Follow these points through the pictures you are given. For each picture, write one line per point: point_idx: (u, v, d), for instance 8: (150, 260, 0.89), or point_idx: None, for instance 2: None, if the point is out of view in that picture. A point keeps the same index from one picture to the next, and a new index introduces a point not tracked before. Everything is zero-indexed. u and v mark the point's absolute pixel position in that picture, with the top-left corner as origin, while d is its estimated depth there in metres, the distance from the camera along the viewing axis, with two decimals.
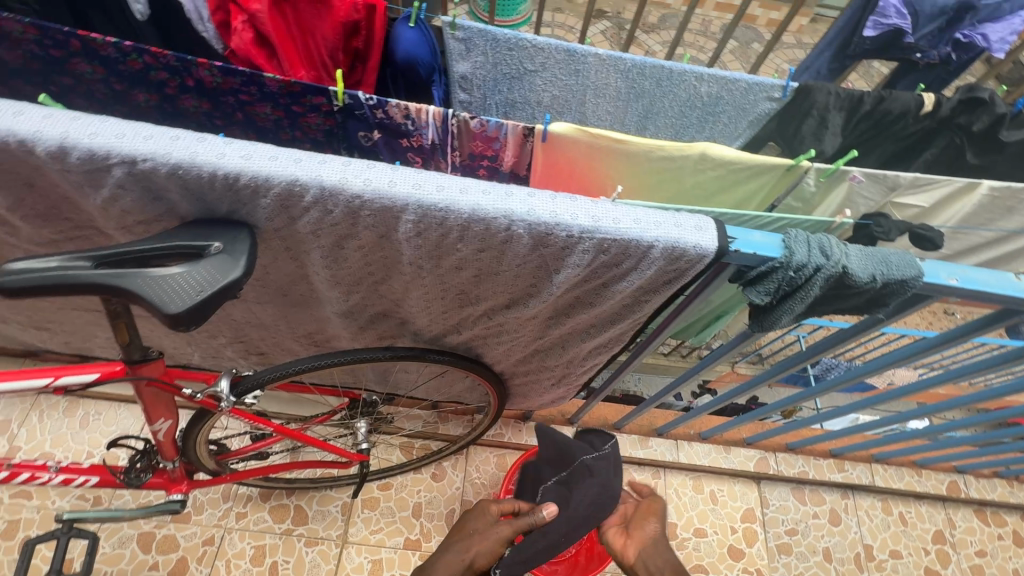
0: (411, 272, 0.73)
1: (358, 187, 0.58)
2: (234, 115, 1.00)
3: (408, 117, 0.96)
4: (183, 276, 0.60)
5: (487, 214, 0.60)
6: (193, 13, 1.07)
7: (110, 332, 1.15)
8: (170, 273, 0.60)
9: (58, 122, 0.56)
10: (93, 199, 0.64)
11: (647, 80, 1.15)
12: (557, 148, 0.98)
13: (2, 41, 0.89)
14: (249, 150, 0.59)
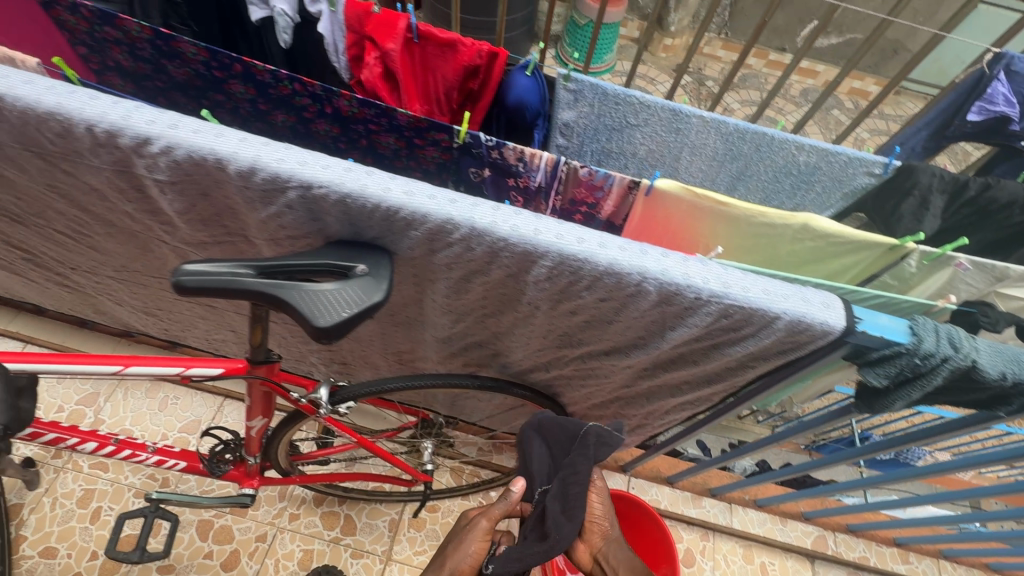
0: (525, 311, 0.77)
1: (506, 231, 0.62)
2: (359, 141, 1.08)
3: (521, 159, 1.01)
4: (333, 294, 0.65)
5: (622, 269, 0.62)
6: (330, 45, 1.15)
7: (210, 326, 1.23)
8: (321, 290, 0.65)
9: (250, 146, 0.63)
10: (258, 214, 0.71)
11: (747, 144, 1.18)
12: (659, 203, 1.01)
13: (175, 59, 1.00)
14: (411, 187, 0.64)
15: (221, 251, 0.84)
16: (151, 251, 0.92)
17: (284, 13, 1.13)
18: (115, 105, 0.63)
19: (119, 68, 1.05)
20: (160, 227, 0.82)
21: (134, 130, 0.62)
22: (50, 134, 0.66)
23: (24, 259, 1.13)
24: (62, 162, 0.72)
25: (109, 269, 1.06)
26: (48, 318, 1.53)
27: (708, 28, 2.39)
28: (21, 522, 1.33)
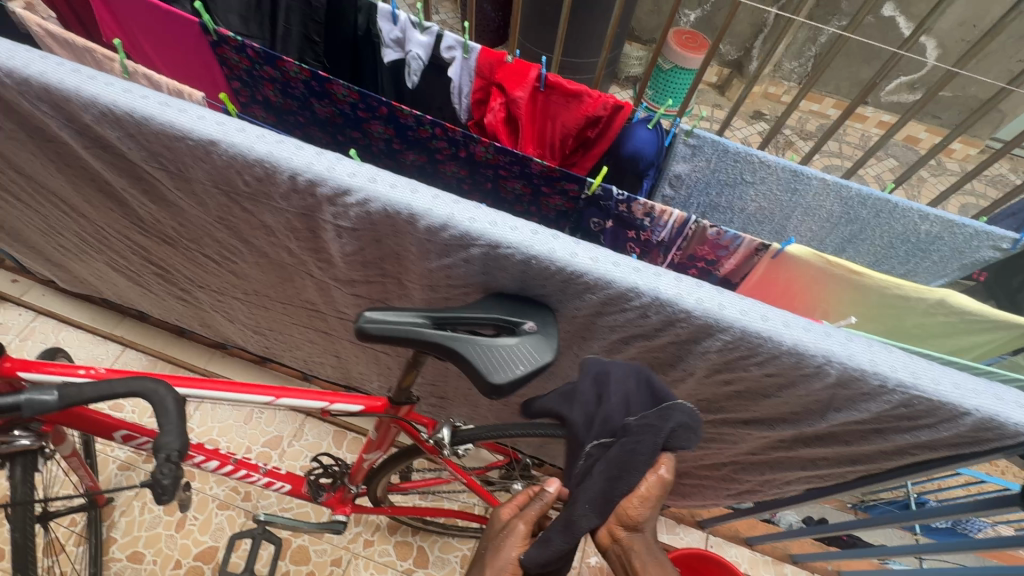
0: (674, 375, 0.76)
1: (690, 304, 0.62)
2: (484, 184, 1.10)
3: (649, 214, 1.01)
4: (507, 353, 0.66)
5: (806, 351, 0.62)
6: (456, 86, 1.19)
7: (314, 349, 1.26)
8: (496, 346, 0.66)
9: (443, 203, 0.65)
10: (428, 264, 0.73)
11: (865, 209, 1.16)
12: (786, 266, 0.99)
13: (324, 99, 1.05)
14: (595, 253, 0.65)
15: (368, 289, 0.87)
16: (292, 281, 0.95)
17: (417, 57, 1.17)
18: (319, 157, 0.66)
19: (266, 102, 1.12)
20: (315, 262, 0.85)
21: (335, 181, 0.65)
22: (248, 178, 0.70)
23: (152, 274, 1.18)
24: (246, 201, 0.76)
25: (237, 291, 1.10)
26: (150, 325, 1.60)
27: (788, 77, 2.35)
28: (111, 524, 1.36)
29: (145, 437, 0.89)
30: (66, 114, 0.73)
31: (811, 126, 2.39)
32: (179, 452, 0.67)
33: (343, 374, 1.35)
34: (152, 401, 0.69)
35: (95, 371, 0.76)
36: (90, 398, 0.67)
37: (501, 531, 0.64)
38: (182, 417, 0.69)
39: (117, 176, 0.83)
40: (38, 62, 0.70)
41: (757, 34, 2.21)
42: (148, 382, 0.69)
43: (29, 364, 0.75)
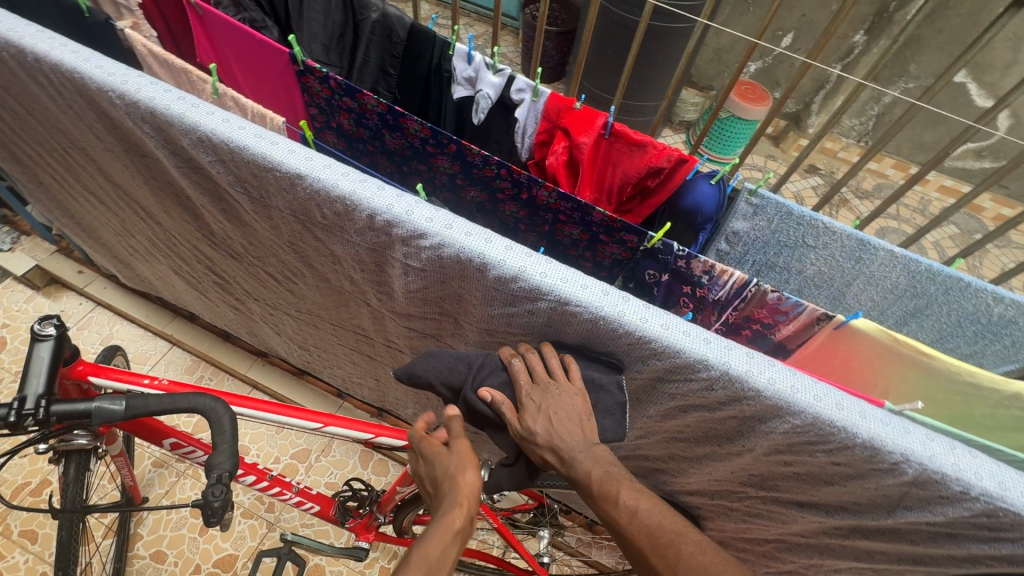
0: (730, 448, 0.73)
1: (762, 384, 0.60)
2: (542, 226, 1.11)
3: (708, 273, 0.98)
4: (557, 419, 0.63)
5: (882, 446, 0.59)
6: (521, 126, 1.20)
7: (355, 370, 1.27)
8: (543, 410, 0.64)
9: (517, 255, 0.66)
10: (491, 310, 0.73)
11: (933, 284, 1.11)
12: (846, 338, 0.95)
13: (396, 131, 1.09)
14: (665, 319, 0.64)
15: (423, 324, 0.88)
16: (347, 306, 0.97)
17: (486, 96, 1.19)
18: (399, 200, 0.68)
19: (340, 129, 1.16)
20: (375, 293, 0.86)
21: (413, 225, 0.67)
22: (327, 211, 0.72)
23: (212, 282, 1.23)
24: (320, 231, 0.78)
25: (291, 307, 1.12)
26: (198, 326, 1.65)
27: (846, 134, 2.31)
28: (140, 520, 1.38)
29: (191, 447, 0.92)
30: (166, 135, 0.77)
31: (867, 185, 2.31)
32: (229, 472, 0.68)
33: (378, 397, 1.36)
34: (209, 419, 0.70)
35: (157, 382, 0.78)
36: (152, 410, 0.68)
37: (448, 466, 0.65)
38: (236, 437, 0.70)
39: (200, 194, 0.87)
40: (148, 87, 0.74)
41: (818, 90, 2.18)
42: (208, 400, 0.70)
43: (99, 369, 0.78)
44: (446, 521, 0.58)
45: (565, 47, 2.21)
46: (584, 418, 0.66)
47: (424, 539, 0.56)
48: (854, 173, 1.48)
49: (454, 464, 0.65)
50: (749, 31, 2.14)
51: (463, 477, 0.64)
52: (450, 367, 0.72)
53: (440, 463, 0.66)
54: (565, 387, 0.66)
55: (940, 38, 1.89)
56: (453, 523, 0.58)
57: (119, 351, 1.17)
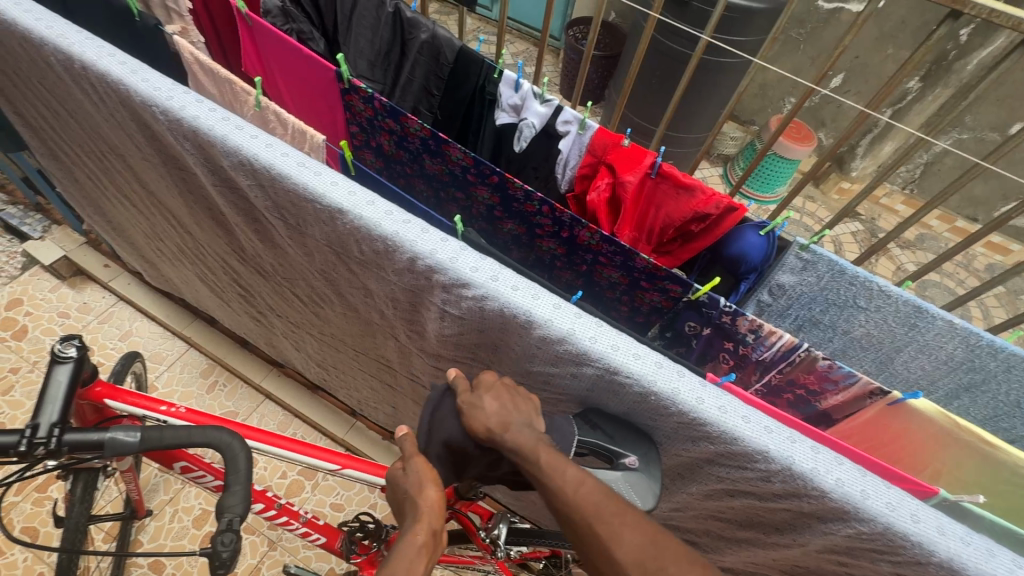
0: (778, 538, 0.67)
1: (828, 484, 0.55)
2: (580, 265, 1.06)
3: (754, 331, 0.92)
4: None
5: (962, 570, 0.52)
6: (563, 158, 1.15)
7: (372, 394, 1.23)
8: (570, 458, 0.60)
9: (565, 316, 0.61)
10: (528, 365, 0.68)
11: (994, 360, 1.02)
12: (901, 415, 0.87)
13: (438, 158, 1.06)
14: (723, 401, 0.59)
15: (452, 366, 0.83)
16: (373, 337, 0.94)
17: (530, 125, 1.14)
18: (444, 245, 0.64)
19: (379, 149, 1.14)
20: (405, 330, 0.82)
21: (456, 273, 0.63)
22: (366, 248, 0.69)
23: (236, 293, 1.20)
24: (355, 264, 0.74)
25: (314, 328, 1.09)
26: (216, 329, 1.63)
27: (892, 180, 2.23)
28: (140, 527, 1.35)
29: (201, 471, 0.89)
30: (206, 154, 0.74)
31: (910, 235, 2.19)
32: (240, 517, 0.64)
33: (393, 422, 1.32)
34: (225, 456, 0.65)
35: (174, 410, 0.76)
36: (166, 444, 0.65)
37: (407, 489, 0.59)
38: (252, 479, 0.65)
39: (234, 213, 0.84)
40: (193, 105, 0.72)
41: (865, 134, 2.11)
42: (225, 436, 0.66)
43: (115, 393, 0.77)
44: (408, 539, 0.53)
45: (607, 72, 2.17)
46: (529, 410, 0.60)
47: (393, 563, 0.51)
48: (907, 228, 1.40)
49: (413, 482, 0.60)
50: (797, 69, 2.08)
51: (423, 498, 0.58)
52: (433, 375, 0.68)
53: (394, 481, 0.61)
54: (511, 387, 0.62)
55: (1001, 91, 1.81)
56: (418, 539, 0.53)
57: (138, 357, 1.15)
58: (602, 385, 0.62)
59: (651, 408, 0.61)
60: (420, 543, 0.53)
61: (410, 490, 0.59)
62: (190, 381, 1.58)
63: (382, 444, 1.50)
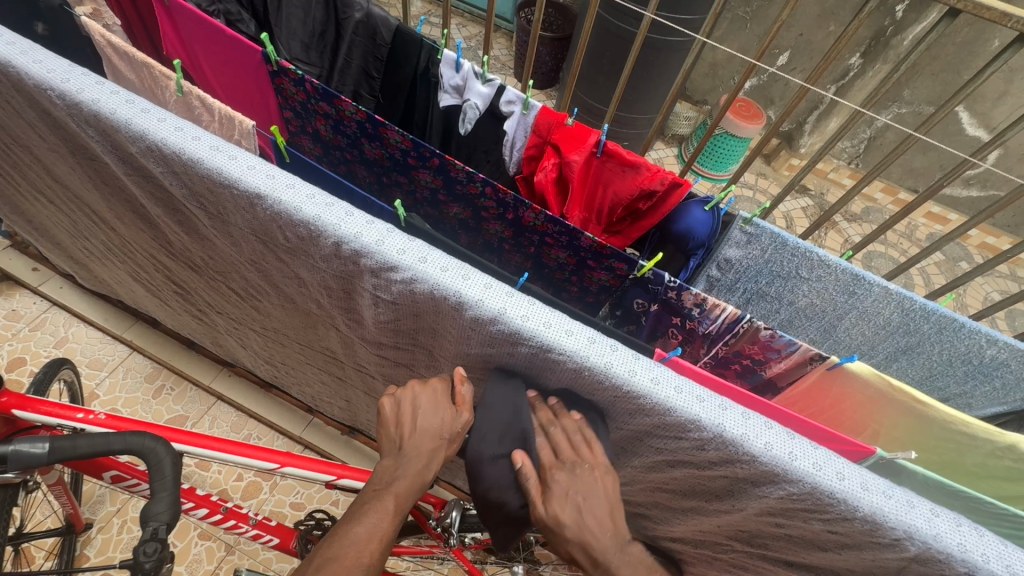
0: (718, 504, 0.69)
1: (757, 448, 0.56)
2: (527, 247, 1.05)
3: (698, 305, 0.92)
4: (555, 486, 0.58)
5: (884, 522, 0.54)
6: (510, 139, 1.10)
7: (325, 388, 1.19)
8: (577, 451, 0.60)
9: (497, 295, 0.60)
10: (466, 348, 0.67)
11: (927, 323, 1.04)
12: (839, 379, 0.89)
13: (376, 142, 1.03)
14: (655, 373, 0.59)
15: (395, 354, 0.82)
16: (315, 328, 0.91)
17: (474, 106, 1.09)
18: (369, 227, 0.62)
19: (315, 134, 1.11)
20: (344, 320, 0.80)
21: (383, 256, 0.61)
22: (290, 234, 0.66)
23: (173, 291, 1.14)
24: (283, 253, 0.71)
25: (255, 323, 1.05)
26: (160, 332, 1.56)
27: (838, 156, 2.28)
28: (87, 540, 1.28)
29: (135, 479, 0.86)
30: (113, 141, 0.70)
31: (856, 208, 2.28)
32: (167, 526, 0.60)
33: (350, 416, 1.30)
34: (148, 462, 0.62)
35: (92, 417, 0.75)
36: (79, 453, 0.62)
37: (437, 431, 0.60)
38: (179, 485, 0.63)
39: (153, 205, 0.79)
40: (92, 88, 0.68)
41: (812, 110, 2.15)
42: (147, 441, 0.63)
43: (25, 403, 0.75)
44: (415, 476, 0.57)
45: (560, 54, 2.15)
46: (613, 511, 0.58)
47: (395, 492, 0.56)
48: (849, 200, 1.44)
49: (444, 424, 0.60)
50: (745, 47, 2.10)
51: (440, 450, 0.59)
52: (509, 420, 0.62)
53: (426, 414, 0.60)
54: (595, 467, 0.59)
55: (935, 65, 1.87)
56: (417, 479, 0.57)
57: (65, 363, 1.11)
58: (539, 365, 0.62)
59: (589, 384, 0.60)
60: (420, 482, 0.58)
61: (442, 434, 0.60)
62: (134, 387, 1.50)
63: (341, 438, 1.47)
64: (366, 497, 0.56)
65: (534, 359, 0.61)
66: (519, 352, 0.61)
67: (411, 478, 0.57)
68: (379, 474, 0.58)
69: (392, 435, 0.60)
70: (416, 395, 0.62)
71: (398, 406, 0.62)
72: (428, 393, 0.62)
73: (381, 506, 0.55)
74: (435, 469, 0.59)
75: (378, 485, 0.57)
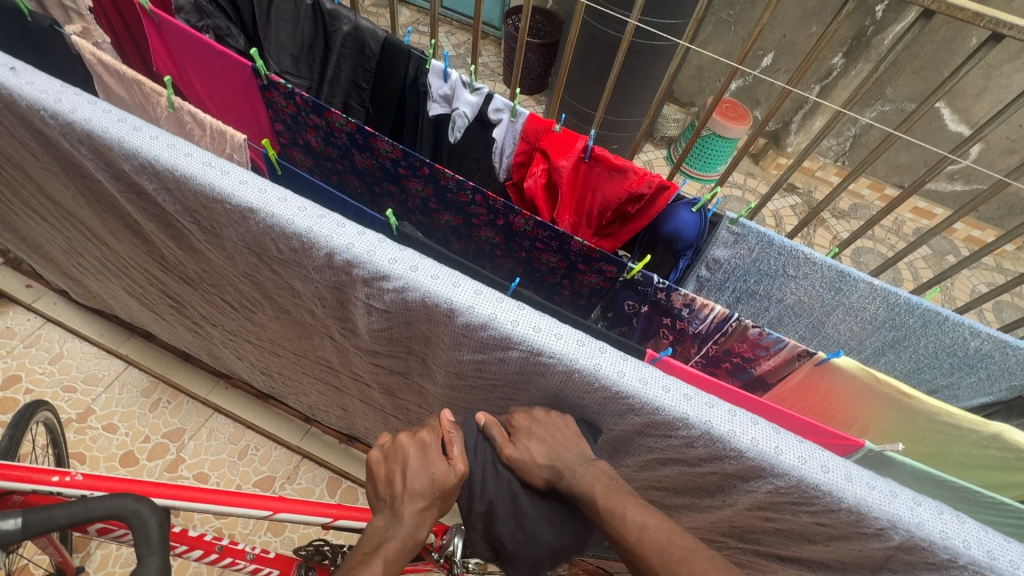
0: (710, 501, 0.70)
1: (744, 444, 0.57)
2: (518, 252, 1.07)
3: (688, 305, 0.93)
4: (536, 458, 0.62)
5: (869, 512, 0.56)
6: (499, 147, 1.12)
7: (322, 398, 1.20)
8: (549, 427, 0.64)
9: (487, 301, 0.61)
10: (459, 354, 0.68)
11: (912, 317, 1.05)
12: (828, 374, 0.90)
13: (367, 153, 1.05)
14: (643, 373, 0.60)
15: (389, 361, 0.83)
16: (310, 338, 0.92)
17: (463, 115, 1.10)
18: (360, 238, 0.63)
19: (306, 146, 1.12)
20: (338, 329, 0.81)
21: (375, 266, 0.62)
22: (283, 246, 0.67)
23: (167, 305, 1.15)
24: (276, 265, 0.72)
25: (251, 335, 1.06)
26: (156, 346, 1.57)
27: (825, 154, 2.31)
28: (85, 556, 1.28)
29: (121, 530, 0.86)
30: (106, 159, 0.71)
31: (844, 205, 2.31)
32: None
33: (347, 424, 1.31)
34: (132, 526, 0.63)
35: (68, 479, 0.75)
36: (56, 522, 0.64)
37: (425, 485, 0.59)
38: (166, 544, 0.62)
39: (147, 220, 0.80)
40: (84, 107, 0.69)
41: (797, 110, 2.18)
42: (130, 504, 0.64)
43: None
44: (403, 531, 0.57)
45: (548, 60, 2.18)
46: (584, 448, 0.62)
47: (383, 552, 0.56)
48: (834, 197, 1.46)
49: (433, 478, 0.60)
50: (730, 50, 2.14)
51: (428, 503, 0.59)
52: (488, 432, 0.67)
53: (412, 467, 0.61)
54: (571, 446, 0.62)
55: (915, 64, 1.90)
56: (407, 536, 0.57)
57: (38, 409, 1.13)
58: (531, 367, 0.63)
59: (576, 386, 0.62)
60: (412, 543, 0.58)
61: (431, 492, 0.59)
62: (130, 401, 1.50)
63: (339, 447, 1.48)
64: (357, 558, 0.56)
65: (526, 363, 0.63)
66: (510, 355, 0.63)
67: (401, 539, 0.57)
68: (371, 534, 0.58)
69: (384, 491, 0.61)
70: (405, 451, 0.62)
71: (389, 463, 0.63)
72: (417, 448, 0.62)
73: (370, 569, 0.54)
74: (427, 529, 0.59)
75: (370, 546, 0.57)
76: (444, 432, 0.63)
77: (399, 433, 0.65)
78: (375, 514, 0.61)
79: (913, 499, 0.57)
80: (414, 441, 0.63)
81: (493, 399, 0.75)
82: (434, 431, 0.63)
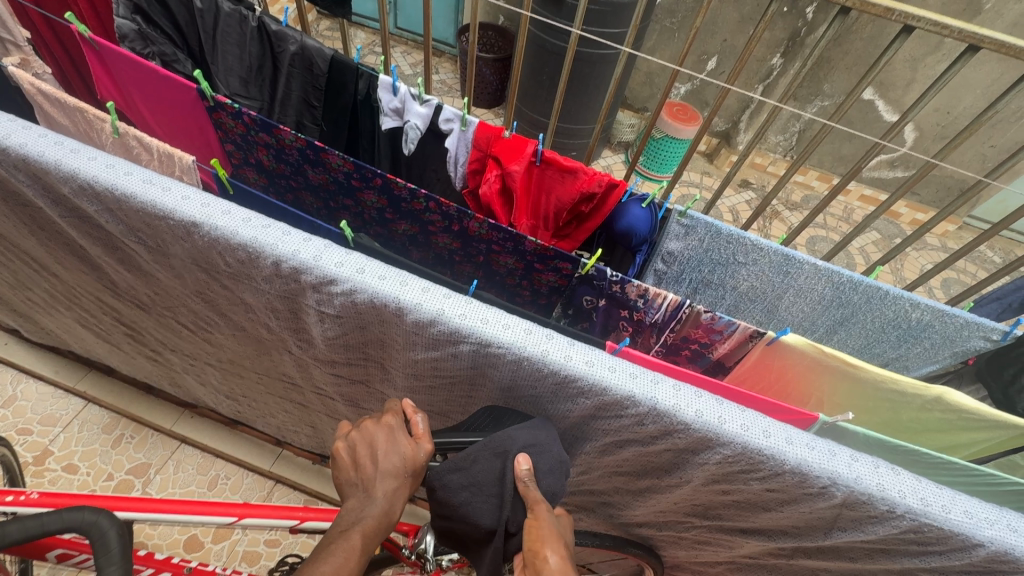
0: (668, 480, 0.72)
1: (689, 416, 0.59)
2: (476, 256, 1.09)
3: (642, 296, 0.96)
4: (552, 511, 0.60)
5: (811, 471, 0.58)
6: (452, 156, 1.13)
7: (289, 417, 1.19)
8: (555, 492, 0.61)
9: (434, 298, 0.62)
10: (414, 354, 0.69)
11: (856, 294, 1.08)
12: (779, 353, 0.93)
13: (319, 167, 1.06)
14: (591, 356, 0.62)
15: (349, 370, 0.83)
16: (268, 354, 0.91)
17: (414, 126, 1.12)
18: (306, 245, 0.64)
19: (259, 165, 1.13)
20: (295, 340, 0.81)
21: (322, 270, 0.63)
22: (230, 259, 0.67)
23: (123, 333, 1.13)
24: (226, 279, 0.72)
25: (210, 357, 1.05)
26: (117, 380, 1.52)
27: (773, 150, 2.41)
28: None
29: (83, 555, 0.83)
30: (44, 183, 0.71)
31: (795, 197, 2.42)
32: None
33: (318, 443, 1.29)
34: (92, 538, 0.60)
35: (24, 498, 0.75)
36: (9, 540, 0.62)
37: (396, 463, 0.60)
38: (128, 557, 0.61)
39: (92, 244, 0.79)
40: (20, 133, 0.70)
41: (743, 109, 2.28)
42: (88, 515, 0.62)
43: None
44: (379, 510, 0.57)
45: (502, 74, 2.23)
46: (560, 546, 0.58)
47: (359, 531, 0.56)
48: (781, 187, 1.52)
49: (404, 458, 0.60)
50: (675, 56, 2.22)
51: (400, 477, 0.60)
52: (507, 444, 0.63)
53: (383, 448, 0.61)
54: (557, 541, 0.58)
55: (847, 60, 2.01)
56: (381, 512, 0.58)
57: None
58: (484, 361, 0.64)
59: (527, 375, 0.63)
60: (387, 519, 0.58)
61: (404, 471, 0.60)
62: (91, 439, 1.45)
63: (313, 468, 1.46)
64: (328, 538, 0.56)
65: (484, 359, 0.64)
66: (463, 349, 0.63)
67: (378, 516, 0.57)
68: (346, 514, 0.58)
69: (353, 478, 0.60)
70: (372, 435, 0.62)
71: (355, 449, 0.62)
72: (384, 431, 0.62)
73: (350, 544, 0.55)
74: (401, 505, 0.59)
75: (344, 525, 0.57)
76: (407, 415, 0.65)
77: (363, 421, 0.64)
78: (344, 499, 0.60)
79: (852, 460, 0.59)
80: (378, 424, 0.63)
81: (453, 397, 0.76)
82: (397, 418, 0.64)
